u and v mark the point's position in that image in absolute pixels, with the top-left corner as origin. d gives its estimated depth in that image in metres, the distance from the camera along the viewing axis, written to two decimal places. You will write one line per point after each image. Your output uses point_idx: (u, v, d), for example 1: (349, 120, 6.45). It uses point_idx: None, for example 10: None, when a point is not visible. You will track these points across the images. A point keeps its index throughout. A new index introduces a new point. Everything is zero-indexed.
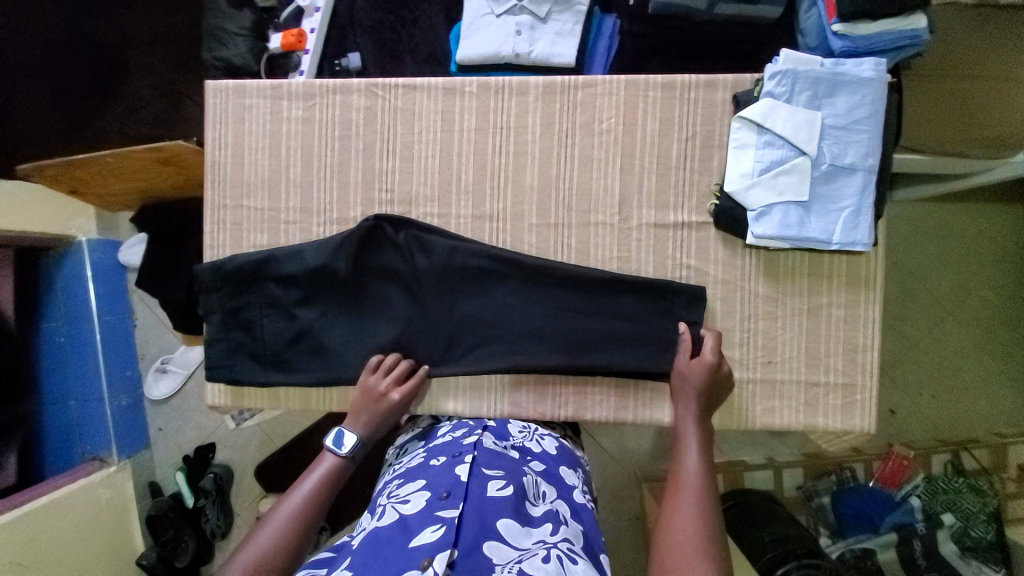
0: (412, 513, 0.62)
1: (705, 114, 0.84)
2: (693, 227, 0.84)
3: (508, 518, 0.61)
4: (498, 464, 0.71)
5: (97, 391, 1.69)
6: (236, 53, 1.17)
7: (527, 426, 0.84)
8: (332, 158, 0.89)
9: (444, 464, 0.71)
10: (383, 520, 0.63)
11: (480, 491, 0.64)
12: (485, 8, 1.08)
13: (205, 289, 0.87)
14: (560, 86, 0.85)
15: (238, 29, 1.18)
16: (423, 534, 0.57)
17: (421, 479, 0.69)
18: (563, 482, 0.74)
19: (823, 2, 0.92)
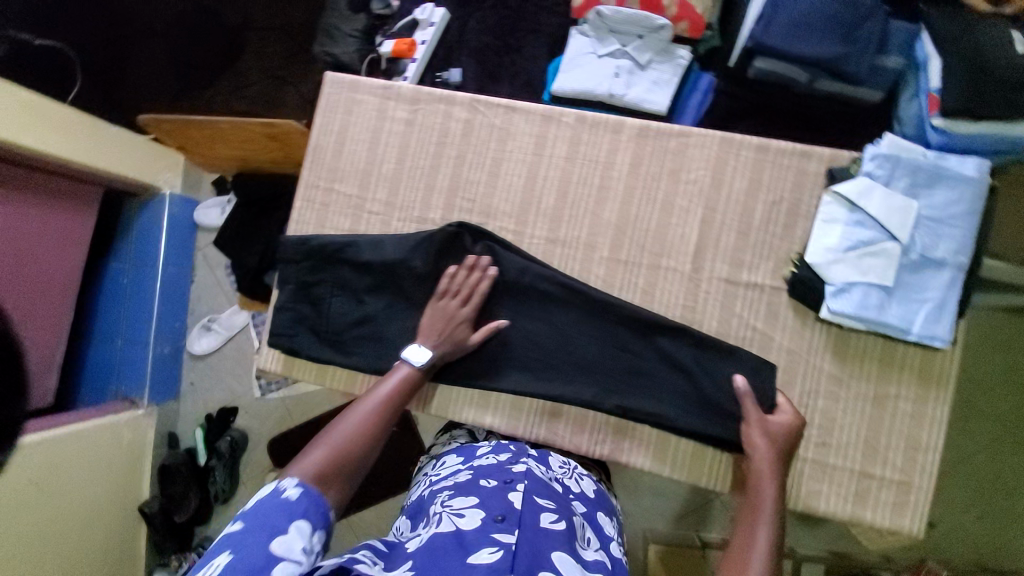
0: (468, 529, 0.65)
1: (795, 181, 0.84)
2: (766, 290, 0.83)
3: (563, 551, 0.63)
4: (548, 496, 0.74)
5: (145, 335, 1.77)
6: (347, 51, 1.36)
7: (568, 463, 0.85)
8: (424, 161, 0.93)
9: (496, 487, 0.74)
10: (440, 528, 0.66)
11: (535, 521, 0.67)
12: (589, 47, 1.14)
13: (286, 261, 0.93)
14: (655, 131, 0.87)
15: (353, 30, 1.38)
16: (481, 553, 0.60)
17: (474, 496, 0.71)
18: (603, 532, 0.75)
19: (927, 96, 0.96)
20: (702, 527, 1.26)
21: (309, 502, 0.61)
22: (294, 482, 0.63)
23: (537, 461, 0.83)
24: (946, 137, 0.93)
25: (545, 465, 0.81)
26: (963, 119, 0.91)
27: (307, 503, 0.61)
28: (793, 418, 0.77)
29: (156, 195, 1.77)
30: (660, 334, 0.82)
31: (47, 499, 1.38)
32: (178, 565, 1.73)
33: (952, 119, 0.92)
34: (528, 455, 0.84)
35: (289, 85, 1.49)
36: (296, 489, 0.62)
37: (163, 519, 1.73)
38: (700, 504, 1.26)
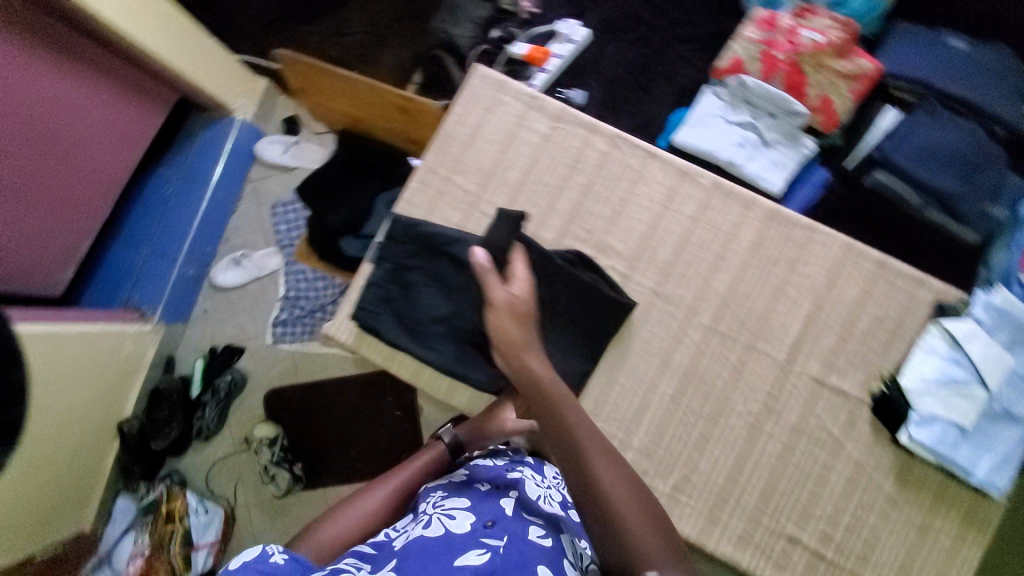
0: (458, 532, 0.67)
1: (902, 304, 0.87)
2: (848, 397, 0.85)
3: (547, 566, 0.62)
4: (539, 510, 0.74)
5: (176, 253, 1.71)
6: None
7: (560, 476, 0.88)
8: (550, 179, 0.93)
9: (488, 492, 0.75)
10: (429, 530, 0.67)
11: (523, 533, 0.68)
12: (719, 110, 1.16)
13: (390, 237, 0.91)
14: (784, 217, 0.88)
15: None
16: (468, 554, 0.62)
17: (466, 499, 0.74)
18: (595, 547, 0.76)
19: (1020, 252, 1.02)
20: None
21: (293, 567, 0.67)
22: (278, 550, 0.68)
23: (532, 469, 0.85)
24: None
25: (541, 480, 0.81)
26: None
27: (291, 568, 0.67)
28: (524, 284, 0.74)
29: (227, 117, 1.72)
30: (738, 412, 0.84)
31: (44, 393, 1.33)
32: (146, 493, 1.67)
33: None
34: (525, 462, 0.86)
35: (385, 46, 1.64)
36: (282, 556, 0.67)
37: (140, 442, 1.66)
38: None
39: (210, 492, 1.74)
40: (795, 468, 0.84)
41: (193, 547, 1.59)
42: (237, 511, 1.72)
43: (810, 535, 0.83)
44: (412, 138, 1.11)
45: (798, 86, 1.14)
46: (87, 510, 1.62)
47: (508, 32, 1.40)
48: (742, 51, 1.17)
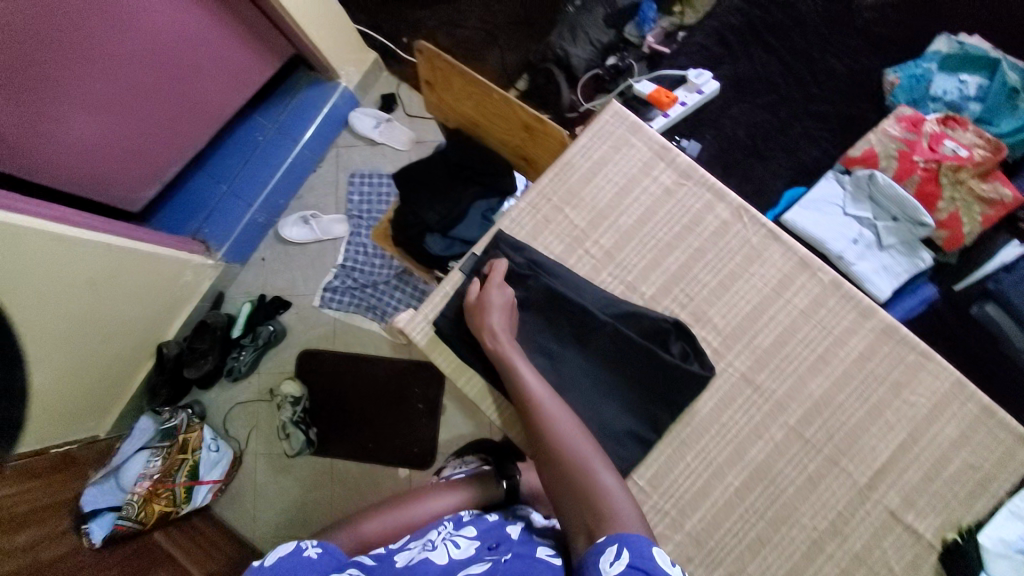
0: (461, 558, 0.68)
1: (1001, 458, 0.81)
2: (921, 541, 0.80)
3: None
4: (548, 537, 0.75)
5: (252, 198, 1.74)
6: (579, 56, 1.34)
7: None
8: (663, 235, 0.90)
9: (495, 522, 0.77)
10: (434, 555, 0.69)
11: (528, 551, 0.69)
12: (838, 198, 1.10)
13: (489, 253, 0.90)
14: (900, 336, 0.83)
15: (595, 40, 1.35)
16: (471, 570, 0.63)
17: (473, 528, 0.75)
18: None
19: None
20: None
21: (327, 560, 0.68)
22: (313, 544, 0.69)
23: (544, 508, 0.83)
24: None
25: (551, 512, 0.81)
26: None
27: (327, 562, 0.67)
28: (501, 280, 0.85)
29: (333, 80, 1.75)
30: (801, 522, 0.80)
31: (95, 303, 1.37)
32: (168, 417, 1.59)
33: None
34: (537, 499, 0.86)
35: (498, 46, 1.72)
36: (315, 550, 0.68)
37: (174, 366, 1.67)
38: None
39: (224, 432, 1.76)
40: None
41: (198, 481, 1.58)
42: (245, 457, 1.74)
43: None
44: (526, 155, 1.10)
45: (929, 196, 1.07)
46: (108, 418, 1.59)
47: (625, 63, 1.36)
48: (878, 143, 1.10)
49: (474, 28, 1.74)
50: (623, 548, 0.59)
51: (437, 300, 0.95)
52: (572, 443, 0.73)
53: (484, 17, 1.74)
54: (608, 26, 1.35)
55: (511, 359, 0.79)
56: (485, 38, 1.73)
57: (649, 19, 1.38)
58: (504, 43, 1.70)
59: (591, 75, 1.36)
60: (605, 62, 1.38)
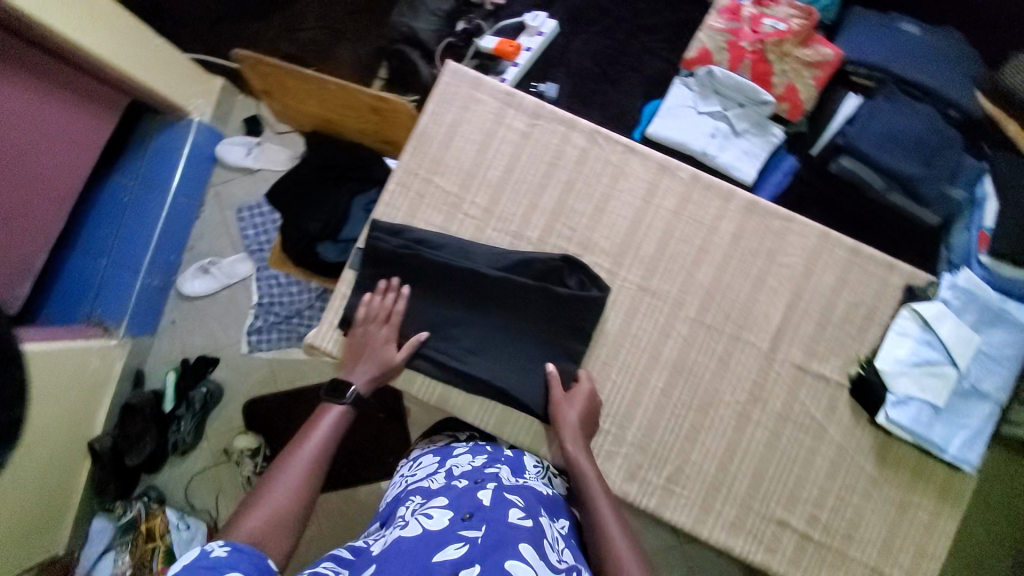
0: (435, 529, 0.65)
1: (877, 290, 0.89)
2: (831, 383, 0.87)
3: (529, 547, 0.62)
4: (521, 494, 0.74)
5: (137, 262, 1.61)
6: (426, 29, 1.32)
7: (542, 464, 0.86)
8: (532, 176, 0.92)
9: (466, 487, 0.75)
10: (406, 531, 0.66)
11: (502, 517, 0.67)
12: (689, 101, 1.16)
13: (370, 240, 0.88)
14: (761, 208, 0.90)
15: (437, 10, 1.33)
16: (446, 549, 0.61)
17: (444, 497, 0.73)
18: (576, 524, 0.78)
19: (977, 232, 1.05)
20: None
21: (241, 559, 0.57)
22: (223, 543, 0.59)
23: (508, 467, 0.83)
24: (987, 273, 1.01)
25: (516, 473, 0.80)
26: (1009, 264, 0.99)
27: (239, 559, 0.57)
28: (585, 391, 0.84)
29: (183, 119, 1.63)
30: (724, 400, 0.86)
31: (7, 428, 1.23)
32: (122, 512, 1.57)
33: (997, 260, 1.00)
34: (501, 458, 0.86)
35: (346, 42, 1.66)
36: (225, 549, 0.58)
37: (113, 457, 1.54)
38: None
39: (190, 506, 1.66)
40: (782, 453, 0.86)
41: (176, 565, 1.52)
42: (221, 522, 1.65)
43: (798, 517, 0.85)
44: (390, 137, 1.07)
45: (764, 75, 1.14)
46: (61, 534, 1.48)
47: (473, 24, 1.35)
48: (708, 40, 1.16)
49: (312, 27, 1.65)
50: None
51: (337, 305, 0.92)
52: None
53: (320, 14, 1.65)
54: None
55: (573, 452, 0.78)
56: (329, 38, 1.66)
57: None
58: (351, 36, 1.64)
59: (442, 42, 1.32)
60: (455, 29, 1.36)
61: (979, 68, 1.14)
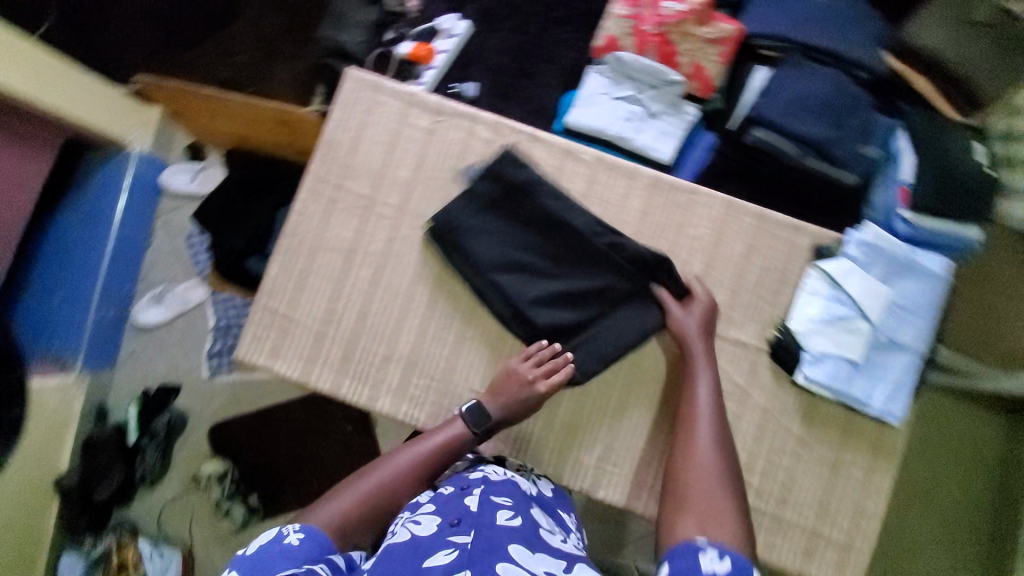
0: (423, 536, 0.67)
1: (786, 252, 0.91)
2: (750, 348, 0.88)
3: (519, 546, 0.64)
4: (508, 494, 0.74)
5: (88, 295, 1.57)
6: (353, 41, 1.30)
7: (528, 470, 0.85)
8: (440, 173, 0.94)
9: (453, 493, 0.75)
10: (398, 538, 0.68)
11: (489, 522, 0.67)
12: (603, 88, 1.18)
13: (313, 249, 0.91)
14: (666, 184, 0.94)
15: (360, 21, 1.31)
16: (436, 556, 0.63)
17: (432, 504, 0.73)
18: (566, 525, 0.78)
19: (895, 189, 1.07)
20: None
21: (309, 547, 0.67)
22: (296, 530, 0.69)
23: (494, 465, 0.82)
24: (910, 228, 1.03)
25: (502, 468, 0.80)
26: (926, 215, 1.03)
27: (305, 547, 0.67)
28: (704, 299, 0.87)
29: (123, 151, 1.60)
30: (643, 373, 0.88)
31: None
32: (92, 546, 1.52)
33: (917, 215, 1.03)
34: (485, 462, 0.83)
35: (280, 59, 1.52)
36: (297, 536, 0.68)
37: (82, 494, 1.50)
38: None
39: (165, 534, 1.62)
40: None
41: None
42: (196, 550, 1.60)
43: None
44: (307, 146, 1.12)
45: (670, 56, 1.16)
46: None
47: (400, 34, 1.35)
48: (613, 28, 1.18)
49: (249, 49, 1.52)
50: (724, 553, 0.62)
51: (263, 318, 0.90)
52: (710, 466, 0.72)
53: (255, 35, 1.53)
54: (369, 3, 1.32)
55: (688, 341, 0.84)
56: (261, 58, 1.52)
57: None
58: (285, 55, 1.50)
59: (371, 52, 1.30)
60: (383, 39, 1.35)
61: (881, 27, 1.16)
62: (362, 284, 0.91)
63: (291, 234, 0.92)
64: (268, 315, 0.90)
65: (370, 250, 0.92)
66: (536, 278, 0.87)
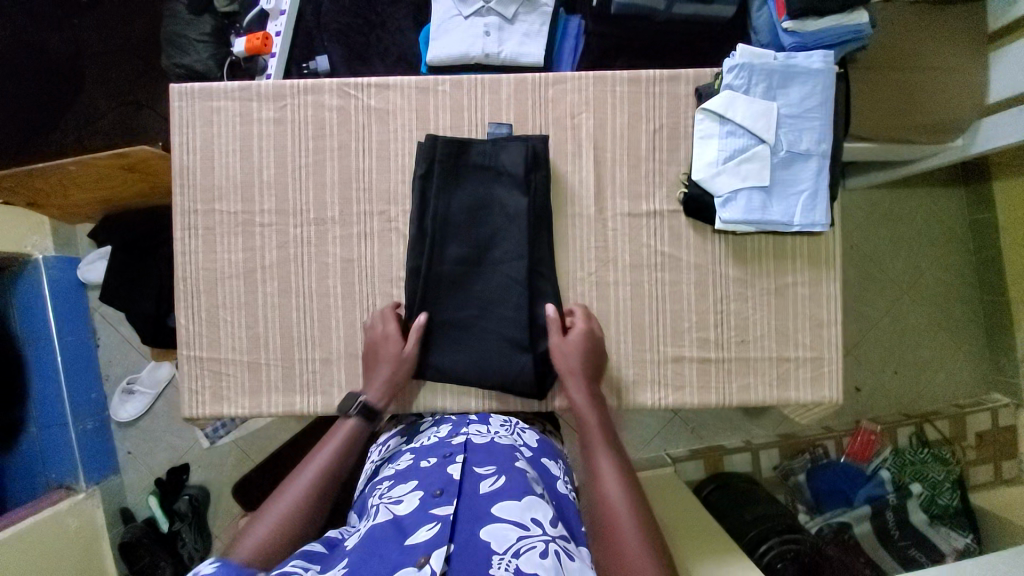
0: (406, 513, 0.63)
1: (670, 107, 0.89)
2: (665, 214, 0.88)
3: (505, 505, 0.62)
4: (489, 459, 0.72)
5: (60, 414, 1.42)
6: (199, 60, 1.23)
7: (509, 420, 0.85)
8: (306, 159, 0.89)
9: (435, 465, 0.72)
10: (378, 518, 0.63)
11: (475, 491, 0.65)
12: (452, 9, 1.10)
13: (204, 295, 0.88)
14: (532, 83, 0.89)
15: (200, 36, 1.24)
16: (417, 532, 0.59)
17: (413, 481, 0.69)
18: (549, 474, 0.77)
19: (772, 2, 0.97)
20: (669, 446, 1.43)
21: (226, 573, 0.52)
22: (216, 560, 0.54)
23: (477, 423, 0.83)
24: (796, 39, 0.94)
25: (484, 428, 0.80)
26: (809, 18, 0.92)
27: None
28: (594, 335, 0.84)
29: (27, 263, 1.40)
30: (550, 315, 0.86)
31: None
32: None
33: (800, 20, 0.93)
34: (468, 421, 0.84)
35: (146, 109, 1.36)
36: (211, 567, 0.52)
37: None
38: (666, 428, 1.42)
39: None
40: (650, 297, 0.88)
41: None
42: None
43: (689, 346, 0.88)
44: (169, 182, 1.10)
45: None
46: None
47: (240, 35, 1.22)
48: None
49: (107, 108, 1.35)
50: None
51: (192, 371, 0.89)
52: (619, 510, 0.66)
53: (107, 88, 1.36)
54: (197, 15, 1.24)
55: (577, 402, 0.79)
56: (124, 112, 1.35)
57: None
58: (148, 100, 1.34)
59: (225, 65, 1.22)
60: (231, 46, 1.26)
61: None
62: (272, 298, 0.89)
63: (186, 278, 0.89)
64: (196, 365, 0.89)
65: (267, 263, 0.89)
66: (433, 233, 0.84)
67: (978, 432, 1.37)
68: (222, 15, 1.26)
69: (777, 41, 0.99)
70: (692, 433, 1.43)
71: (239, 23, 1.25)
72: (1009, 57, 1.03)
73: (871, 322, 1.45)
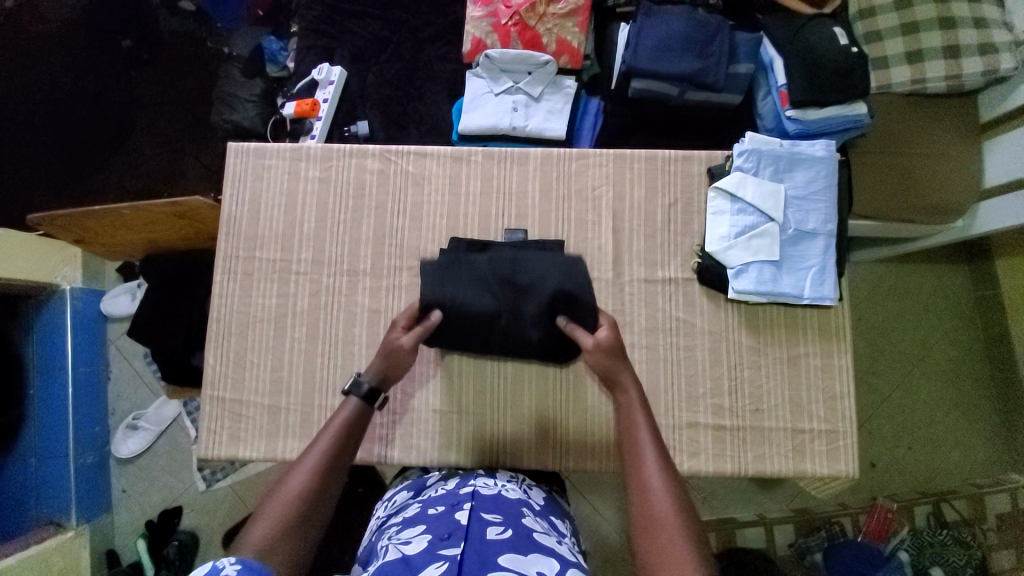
0: (414, 553, 0.62)
1: (684, 184, 0.96)
2: (680, 281, 0.93)
3: (512, 553, 0.60)
4: (498, 511, 0.71)
5: (64, 446, 1.39)
6: (247, 117, 1.35)
7: (516, 476, 0.85)
8: (344, 216, 0.95)
9: (443, 511, 0.71)
10: (387, 557, 0.62)
11: (482, 534, 0.64)
12: (484, 87, 1.21)
13: (237, 336, 0.93)
14: (557, 156, 0.97)
15: (249, 96, 1.36)
16: (427, 570, 0.58)
17: (422, 524, 0.69)
18: (557, 530, 0.75)
19: (777, 94, 1.07)
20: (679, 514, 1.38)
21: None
22: (235, 557, 0.49)
23: (484, 477, 0.83)
24: (799, 125, 1.03)
25: (492, 481, 0.80)
26: (809, 108, 1.02)
27: None
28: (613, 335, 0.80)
29: (53, 294, 1.43)
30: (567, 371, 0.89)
31: None
32: None
33: (800, 110, 1.02)
34: (475, 475, 0.84)
35: (190, 157, 1.47)
36: (235, 567, 0.47)
37: None
38: None
39: None
40: (666, 362, 0.90)
41: None
42: None
43: (704, 412, 0.89)
44: (211, 228, 1.17)
45: (533, 40, 1.19)
46: None
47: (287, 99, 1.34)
48: (475, 30, 1.21)
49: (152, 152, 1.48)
50: None
51: (214, 412, 0.91)
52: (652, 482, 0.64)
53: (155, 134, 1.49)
54: (249, 78, 1.37)
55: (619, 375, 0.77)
56: (170, 157, 1.47)
57: (278, 50, 1.40)
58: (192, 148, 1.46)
59: (269, 123, 1.34)
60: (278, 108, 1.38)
61: None
62: (300, 343, 0.92)
63: (219, 320, 0.93)
64: (217, 406, 0.91)
65: (298, 310, 0.93)
66: None
67: (999, 515, 1.32)
68: (273, 80, 1.41)
69: (781, 128, 1.08)
70: (703, 502, 1.40)
71: (288, 88, 1.38)
72: (1000, 150, 1.11)
73: (881, 392, 1.46)
